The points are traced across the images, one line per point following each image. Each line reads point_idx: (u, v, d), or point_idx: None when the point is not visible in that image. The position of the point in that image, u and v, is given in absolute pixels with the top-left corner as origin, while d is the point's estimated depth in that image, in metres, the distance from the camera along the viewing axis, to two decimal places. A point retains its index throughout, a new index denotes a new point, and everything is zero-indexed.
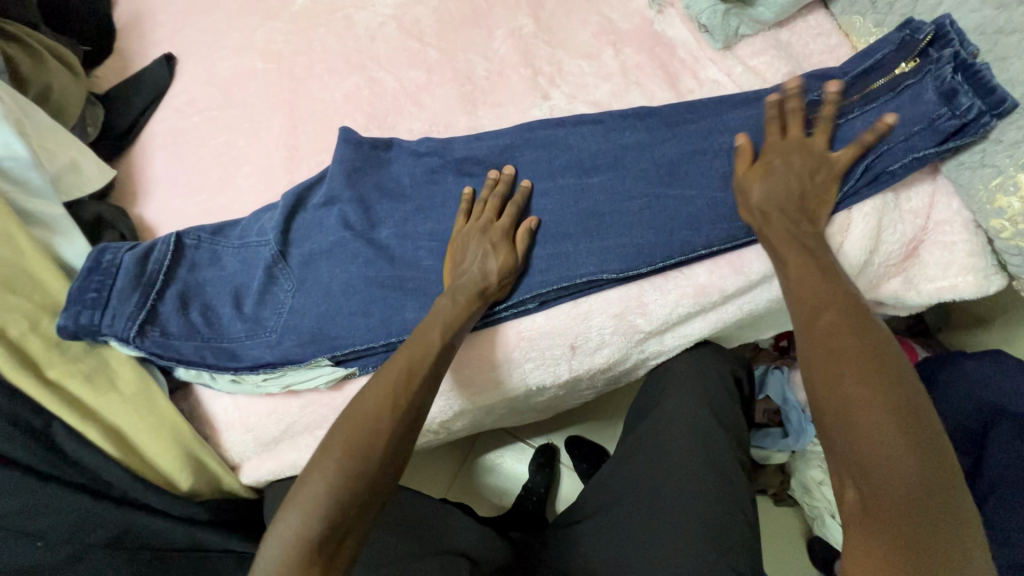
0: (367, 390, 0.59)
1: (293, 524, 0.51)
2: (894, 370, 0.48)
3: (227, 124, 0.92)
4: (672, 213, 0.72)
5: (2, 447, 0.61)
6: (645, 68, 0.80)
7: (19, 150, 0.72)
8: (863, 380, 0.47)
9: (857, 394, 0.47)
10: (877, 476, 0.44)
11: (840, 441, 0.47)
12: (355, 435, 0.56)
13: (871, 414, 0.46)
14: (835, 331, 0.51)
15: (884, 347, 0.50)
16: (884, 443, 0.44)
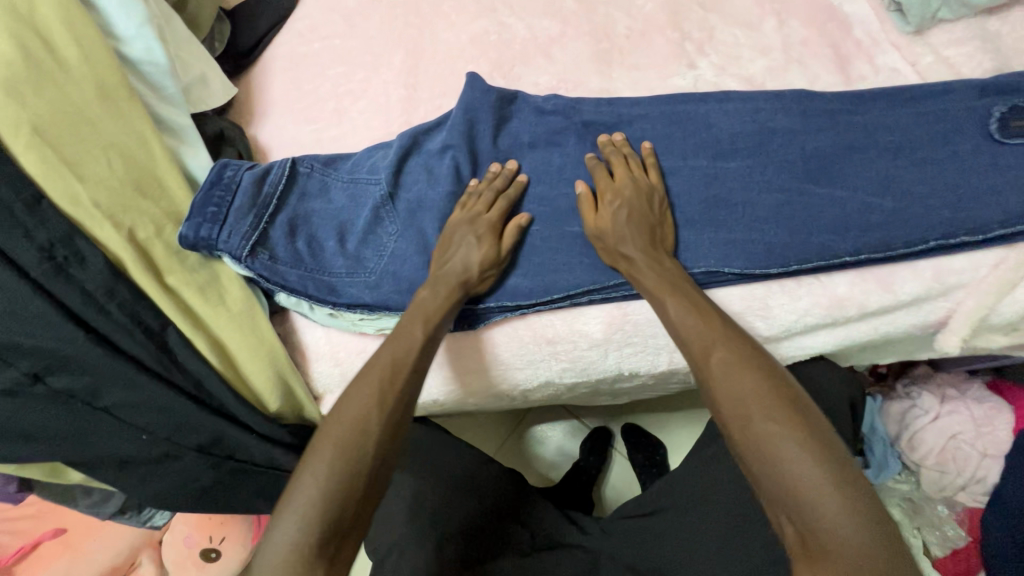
0: (356, 392, 0.58)
1: (295, 527, 0.51)
2: (791, 410, 0.50)
3: (347, 55, 0.90)
4: (819, 211, 0.64)
5: (124, 342, 0.64)
6: (814, 45, 0.73)
7: (159, 57, 0.73)
8: (775, 419, 0.49)
9: (815, 485, 0.46)
10: (814, 521, 0.46)
11: (765, 482, 0.48)
12: (344, 440, 0.55)
13: (791, 457, 0.47)
14: (751, 405, 0.50)
15: (766, 386, 0.52)
16: (808, 486, 0.46)
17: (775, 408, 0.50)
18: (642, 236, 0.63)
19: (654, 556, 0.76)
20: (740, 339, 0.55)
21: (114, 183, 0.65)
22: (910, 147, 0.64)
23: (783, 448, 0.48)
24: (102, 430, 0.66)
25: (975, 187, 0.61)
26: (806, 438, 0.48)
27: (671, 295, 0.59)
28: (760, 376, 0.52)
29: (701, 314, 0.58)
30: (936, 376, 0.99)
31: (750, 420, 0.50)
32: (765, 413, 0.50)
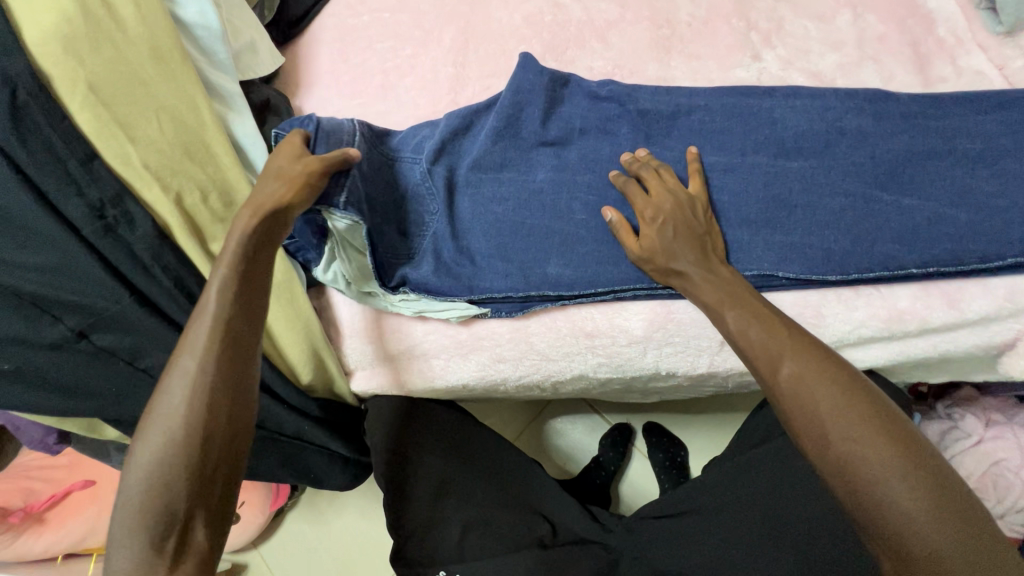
0: (172, 370, 0.50)
1: (125, 527, 0.47)
2: (878, 422, 0.46)
3: (396, 29, 0.89)
4: (884, 221, 0.61)
5: (167, 305, 0.65)
6: (891, 43, 0.69)
7: (212, 21, 0.73)
8: (859, 436, 0.45)
9: (918, 517, 0.42)
10: (914, 548, 0.42)
11: (854, 506, 0.45)
12: (172, 413, 0.49)
13: (881, 477, 0.44)
14: (832, 425, 0.46)
15: (850, 395, 0.47)
16: (904, 509, 0.43)
17: (869, 432, 0.45)
18: (693, 253, 0.60)
19: (679, 561, 0.74)
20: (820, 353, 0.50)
21: (164, 146, 0.65)
22: (990, 157, 0.61)
23: (881, 476, 0.44)
24: (141, 392, 0.66)
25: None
26: (907, 464, 0.44)
27: (729, 304, 0.56)
28: (848, 397, 0.47)
29: (762, 320, 0.53)
30: (981, 400, 0.95)
31: (838, 443, 0.46)
32: (857, 439, 0.45)
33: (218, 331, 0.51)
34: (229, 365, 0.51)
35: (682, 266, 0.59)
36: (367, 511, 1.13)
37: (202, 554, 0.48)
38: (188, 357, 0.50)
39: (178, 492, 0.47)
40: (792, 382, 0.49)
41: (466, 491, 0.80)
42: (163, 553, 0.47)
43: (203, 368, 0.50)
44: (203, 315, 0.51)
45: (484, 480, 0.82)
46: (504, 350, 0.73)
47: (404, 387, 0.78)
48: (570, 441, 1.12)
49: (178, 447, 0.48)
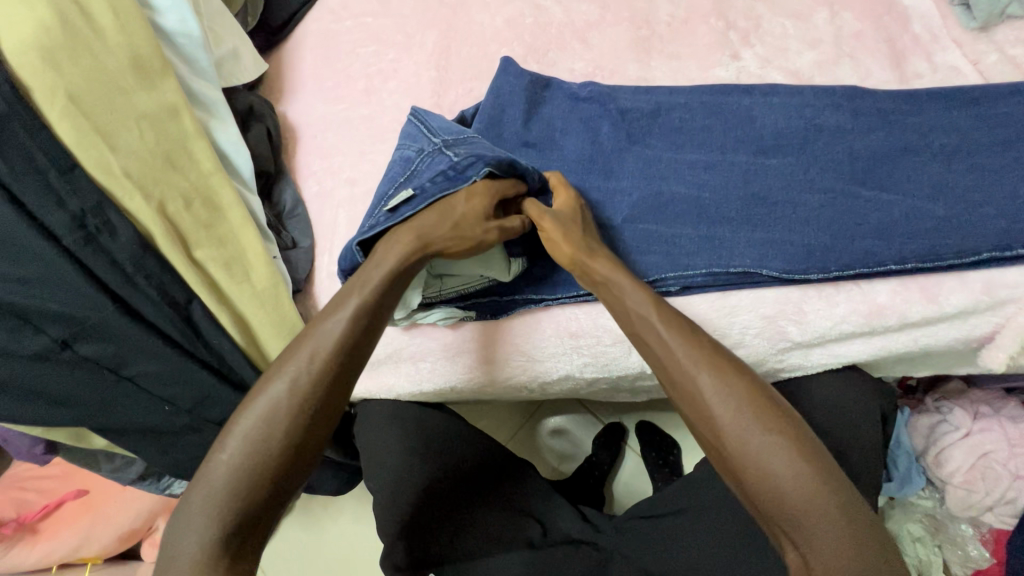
0: (277, 374, 0.54)
1: (204, 519, 0.49)
2: (782, 418, 0.50)
3: (379, 34, 0.89)
4: (863, 216, 0.61)
5: (150, 313, 0.65)
6: (868, 40, 0.69)
7: (193, 29, 0.73)
8: (768, 431, 0.49)
9: (812, 512, 0.46)
10: (813, 534, 0.46)
11: (766, 499, 0.48)
12: (270, 415, 0.52)
13: (789, 469, 0.47)
14: (750, 424, 0.49)
15: (758, 392, 0.51)
16: (810, 498, 0.46)
17: (773, 435, 0.49)
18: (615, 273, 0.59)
19: (669, 559, 0.74)
20: (735, 365, 0.53)
21: (145, 154, 0.66)
22: (966, 151, 0.61)
23: (783, 477, 0.47)
24: (125, 397, 0.67)
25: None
26: (810, 465, 0.48)
27: (653, 306, 0.57)
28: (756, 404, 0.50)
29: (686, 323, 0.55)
30: (968, 393, 0.95)
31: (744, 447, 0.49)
32: (763, 442, 0.49)
33: (337, 343, 0.55)
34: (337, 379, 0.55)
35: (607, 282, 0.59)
36: (360, 516, 1.13)
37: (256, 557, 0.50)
38: (298, 359, 0.54)
39: (260, 487, 0.51)
40: (706, 392, 0.51)
41: (452, 493, 0.79)
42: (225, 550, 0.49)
43: (314, 375, 0.54)
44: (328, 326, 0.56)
45: (471, 481, 0.81)
46: (490, 353, 0.73)
47: (390, 391, 0.79)
48: (563, 442, 1.12)
49: (271, 446, 0.51)
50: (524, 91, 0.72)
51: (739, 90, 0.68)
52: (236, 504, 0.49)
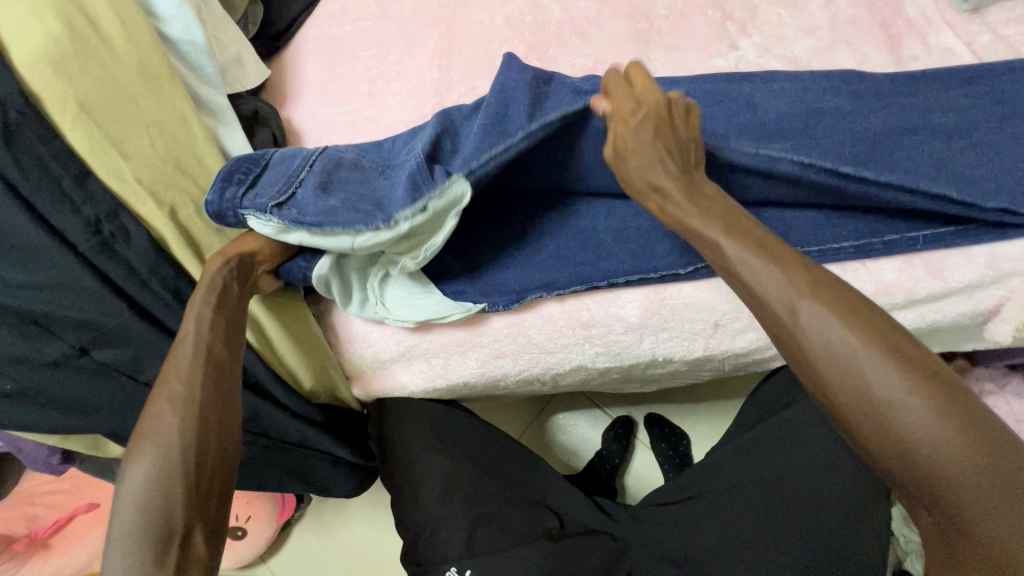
0: (150, 403, 0.54)
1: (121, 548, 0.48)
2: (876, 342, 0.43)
3: (380, 36, 0.90)
4: (864, 196, 0.63)
5: (166, 317, 0.66)
6: (861, 25, 0.71)
7: (198, 36, 0.74)
8: (865, 356, 0.42)
9: (953, 457, 0.39)
10: (952, 490, 0.39)
11: (889, 449, 0.41)
12: (155, 432, 0.52)
13: (905, 409, 0.41)
14: (840, 352, 0.43)
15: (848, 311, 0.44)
16: (946, 443, 0.39)
17: (830, 307, 0.44)
18: (644, 135, 0.54)
19: (688, 543, 0.75)
20: (768, 244, 0.48)
21: (157, 161, 0.66)
22: (966, 128, 0.62)
23: (905, 409, 0.41)
24: (140, 403, 0.67)
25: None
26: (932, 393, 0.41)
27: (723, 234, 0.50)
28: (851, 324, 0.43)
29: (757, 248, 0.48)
30: (971, 370, 0.97)
31: (794, 325, 0.45)
32: (818, 317, 0.44)
33: (197, 352, 0.56)
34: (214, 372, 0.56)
35: (655, 107, 0.55)
36: (373, 518, 1.13)
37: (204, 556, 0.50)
38: (167, 388, 0.55)
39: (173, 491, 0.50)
40: (750, 275, 0.47)
41: (470, 490, 0.79)
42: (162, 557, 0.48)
43: (189, 389, 0.54)
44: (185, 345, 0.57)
45: (488, 478, 0.81)
46: (503, 346, 0.74)
47: (402, 388, 0.79)
48: (574, 437, 1.13)
49: (170, 458, 0.51)
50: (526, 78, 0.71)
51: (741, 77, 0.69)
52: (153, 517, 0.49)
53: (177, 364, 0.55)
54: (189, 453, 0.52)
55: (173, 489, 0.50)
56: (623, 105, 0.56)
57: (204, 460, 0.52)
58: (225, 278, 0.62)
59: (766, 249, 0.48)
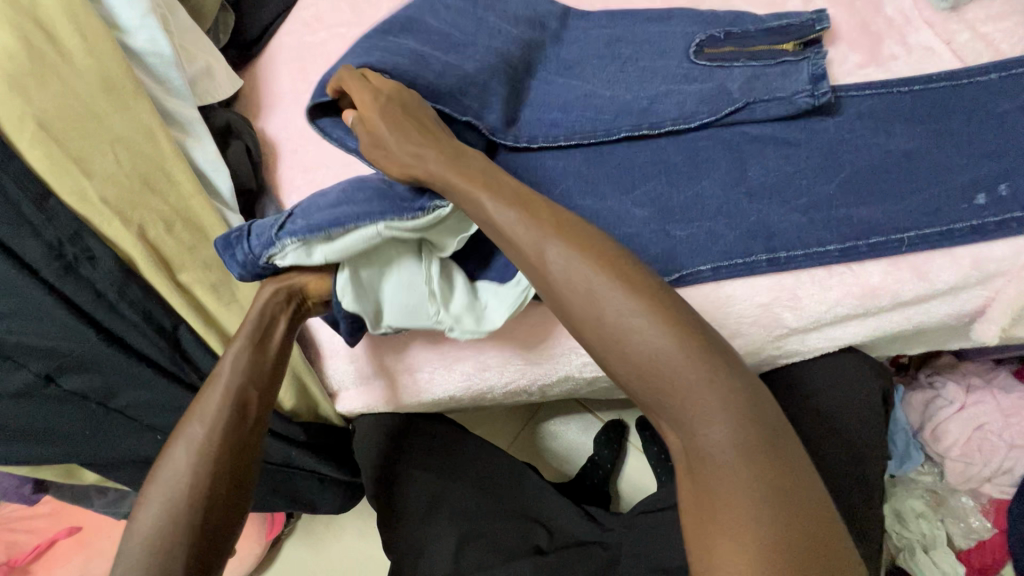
0: (175, 443, 0.53)
1: None
2: (691, 334, 0.45)
3: (355, 43, 0.88)
4: (849, 196, 0.61)
5: (136, 340, 0.63)
6: (841, 24, 0.69)
7: (164, 48, 0.71)
8: (669, 345, 0.45)
9: (712, 444, 0.43)
10: (712, 475, 0.42)
11: (673, 423, 0.45)
12: (178, 477, 0.51)
13: (703, 398, 0.44)
14: (632, 337, 0.46)
15: (664, 303, 0.46)
16: (719, 435, 0.43)
17: (628, 296, 0.46)
18: (392, 113, 0.59)
19: (681, 553, 0.73)
20: (569, 217, 0.51)
21: (122, 179, 0.64)
22: (950, 127, 0.61)
23: (684, 387, 0.44)
24: (115, 430, 0.66)
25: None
26: (711, 382, 0.44)
27: (552, 226, 0.49)
28: (654, 311, 0.46)
29: (594, 245, 0.48)
30: (960, 366, 0.97)
31: (590, 293, 0.47)
32: (614, 295, 0.46)
33: (232, 398, 0.56)
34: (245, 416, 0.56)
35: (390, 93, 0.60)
36: (364, 532, 1.11)
37: None
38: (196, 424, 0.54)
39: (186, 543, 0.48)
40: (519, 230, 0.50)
41: (457, 505, 0.78)
42: None
43: (210, 435, 0.53)
44: (217, 385, 0.56)
45: (476, 493, 0.80)
46: (488, 358, 0.73)
47: (388, 403, 0.78)
48: (565, 444, 1.11)
49: (196, 506, 0.50)
50: (497, 75, 0.68)
51: (721, 74, 0.67)
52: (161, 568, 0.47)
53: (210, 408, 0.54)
54: (199, 507, 0.50)
55: (185, 539, 0.48)
56: (363, 95, 0.61)
57: (211, 522, 0.50)
58: (270, 312, 0.62)
59: (578, 223, 0.50)
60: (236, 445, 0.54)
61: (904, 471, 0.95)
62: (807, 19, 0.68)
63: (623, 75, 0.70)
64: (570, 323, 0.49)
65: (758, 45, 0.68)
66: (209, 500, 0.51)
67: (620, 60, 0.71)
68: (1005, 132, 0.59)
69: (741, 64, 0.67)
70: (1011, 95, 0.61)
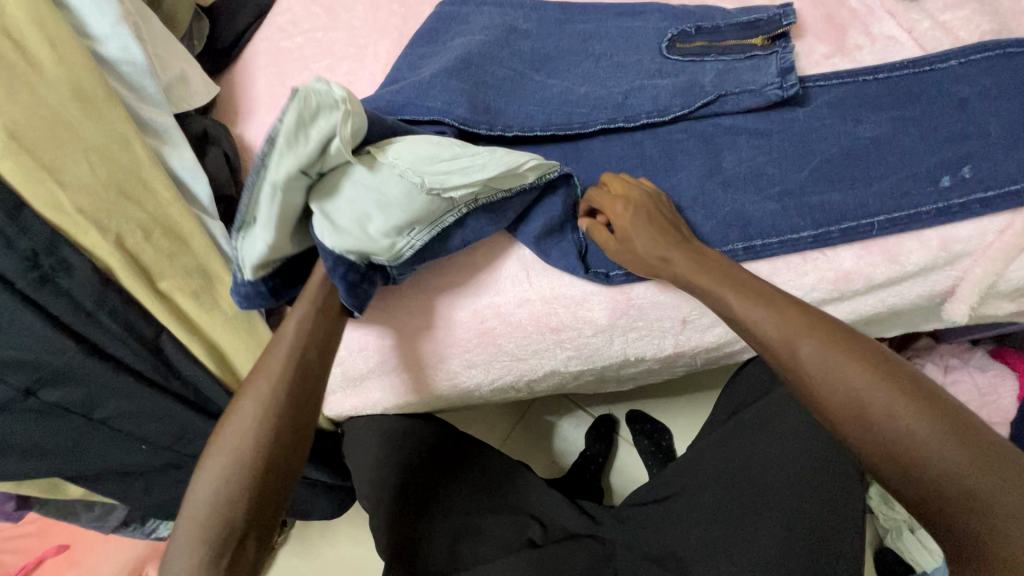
0: (240, 399, 0.54)
1: (184, 542, 0.49)
2: (898, 376, 0.46)
3: (332, 47, 0.88)
4: (820, 183, 0.63)
5: (117, 350, 0.63)
6: (807, 17, 0.71)
7: (137, 56, 0.71)
8: (906, 394, 0.45)
9: (966, 481, 0.41)
10: (972, 507, 0.41)
11: (900, 475, 0.44)
12: (237, 433, 0.52)
13: (913, 433, 0.43)
14: (857, 385, 0.46)
15: (873, 353, 0.48)
16: (945, 461, 0.42)
17: (827, 346, 0.48)
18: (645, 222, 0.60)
19: (673, 544, 0.74)
20: (731, 274, 0.56)
21: (98, 187, 0.63)
22: (915, 114, 0.63)
23: (909, 428, 0.44)
24: (99, 441, 0.65)
25: (988, 150, 0.60)
26: (928, 417, 0.43)
27: (721, 286, 0.55)
28: (851, 356, 0.47)
29: (763, 298, 0.52)
30: (938, 348, 0.99)
31: (792, 356, 0.49)
32: (812, 349, 0.49)
33: (250, 450, 0.51)
34: (302, 379, 0.55)
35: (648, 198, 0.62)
36: (359, 536, 1.10)
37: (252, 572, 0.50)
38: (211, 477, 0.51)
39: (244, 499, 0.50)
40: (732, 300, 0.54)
41: (448, 502, 0.79)
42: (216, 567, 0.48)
43: (275, 394, 0.53)
44: (281, 343, 0.56)
45: (467, 491, 0.81)
46: (477, 356, 0.73)
47: (377, 405, 0.79)
48: (557, 440, 1.12)
49: (251, 462, 0.51)
50: (468, 75, 0.68)
51: (692, 68, 0.69)
52: (218, 516, 0.49)
53: (222, 464, 0.50)
54: (255, 468, 0.51)
55: (242, 494, 0.50)
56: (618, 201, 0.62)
57: (266, 490, 0.51)
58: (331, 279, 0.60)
59: (740, 284, 0.54)
60: (292, 409, 0.54)
61: None
62: (774, 14, 0.69)
63: (597, 73, 0.71)
64: (789, 382, 0.50)
65: (729, 39, 0.69)
66: (263, 459, 0.51)
67: (595, 58, 0.72)
68: (966, 117, 0.61)
69: (711, 59, 0.69)
70: (972, 81, 0.62)
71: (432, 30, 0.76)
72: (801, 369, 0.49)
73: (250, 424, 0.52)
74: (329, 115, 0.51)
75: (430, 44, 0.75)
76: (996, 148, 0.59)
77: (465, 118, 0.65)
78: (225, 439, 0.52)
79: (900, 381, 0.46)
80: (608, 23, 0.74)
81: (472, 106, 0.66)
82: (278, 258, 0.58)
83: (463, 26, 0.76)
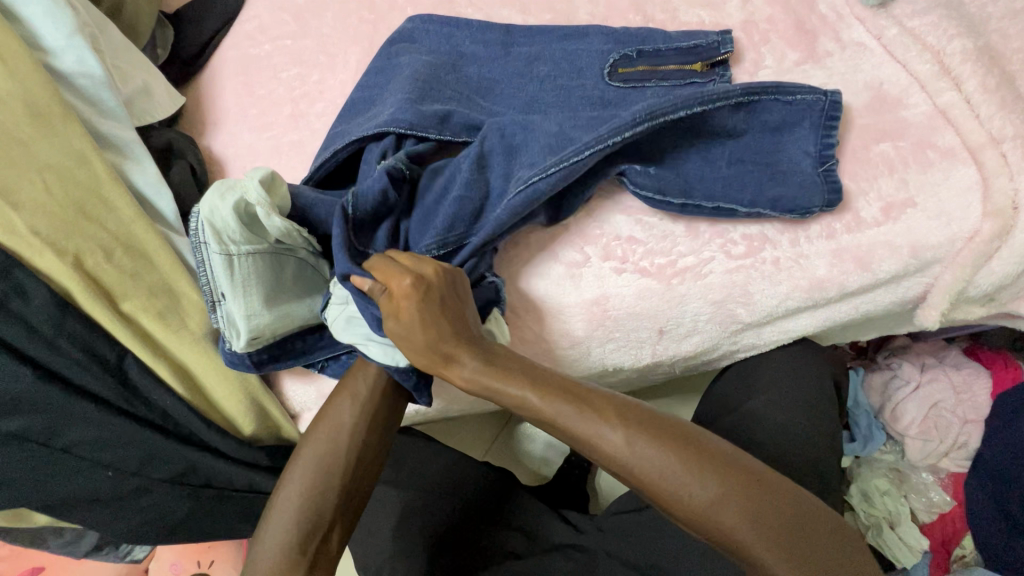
0: (329, 406, 0.60)
1: (280, 527, 0.55)
2: (702, 461, 0.50)
3: (301, 55, 0.86)
4: (653, 184, 0.62)
5: (79, 375, 0.61)
6: (778, 22, 0.70)
7: (93, 68, 0.68)
8: (708, 480, 0.49)
9: (766, 553, 0.47)
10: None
11: (716, 544, 0.49)
12: (328, 443, 0.58)
13: (717, 515, 0.48)
14: (667, 479, 0.49)
15: (680, 440, 0.51)
16: (751, 536, 0.48)
17: (638, 443, 0.51)
18: (427, 310, 0.54)
19: (653, 553, 0.73)
20: (527, 365, 0.56)
21: (54, 207, 0.61)
22: (738, 137, 0.63)
23: (715, 512, 0.48)
24: (63, 469, 0.63)
25: (756, 182, 0.61)
26: (732, 498, 0.48)
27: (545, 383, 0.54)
28: (663, 452, 0.50)
29: (585, 398, 0.53)
30: (913, 347, 1.01)
31: (618, 459, 0.51)
32: (631, 448, 0.51)
33: (342, 450, 0.58)
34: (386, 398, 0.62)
35: (431, 282, 0.55)
36: None
37: (334, 556, 0.56)
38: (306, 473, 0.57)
39: (329, 496, 0.56)
40: (546, 410, 0.53)
41: (427, 516, 0.76)
42: (303, 553, 0.54)
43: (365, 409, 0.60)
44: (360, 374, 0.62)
45: (445, 504, 0.78)
46: None
47: None
48: (541, 447, 1.11)
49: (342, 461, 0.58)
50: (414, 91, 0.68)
51: (635, 95, 0.69)
52: (307, 508, 0.55)
53: (314, 461, 0.57)
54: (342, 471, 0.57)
55: (331, 486, 0.57)
56: (401, 281, 0.54)
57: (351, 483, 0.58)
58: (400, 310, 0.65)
59: (549, 384, 0.54)
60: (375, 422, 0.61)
61: (869, 451, 0.98)
62: (714, 41, 0.69)
63: (541, 96, 0.71)
64: (615, 474, 0.53)
65: (669, 64, 0.69)
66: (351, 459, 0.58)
67: (539, 80, 0.72)
68: (772, 146, 0.63)
69: (652, 85, 0.69)
70: (796, 108, 0.63)
71: (386, 46, 0.76)
72: (628, 472, 0.51)
73: (341, 428, 0.59)
74: (229, 202, 0.55)
75: (380, 63, 0.75)
76: (776, 178, 0.61)
77: (412, 124, 0.65)
78: (319, 436, 0.59)
79: (705, 471, 0.49)
80: (553, 46, 0.73)
81: (420, 115, 0.65)
82: (249, 323, 0.60)
83: (410, 45, 0.76)
